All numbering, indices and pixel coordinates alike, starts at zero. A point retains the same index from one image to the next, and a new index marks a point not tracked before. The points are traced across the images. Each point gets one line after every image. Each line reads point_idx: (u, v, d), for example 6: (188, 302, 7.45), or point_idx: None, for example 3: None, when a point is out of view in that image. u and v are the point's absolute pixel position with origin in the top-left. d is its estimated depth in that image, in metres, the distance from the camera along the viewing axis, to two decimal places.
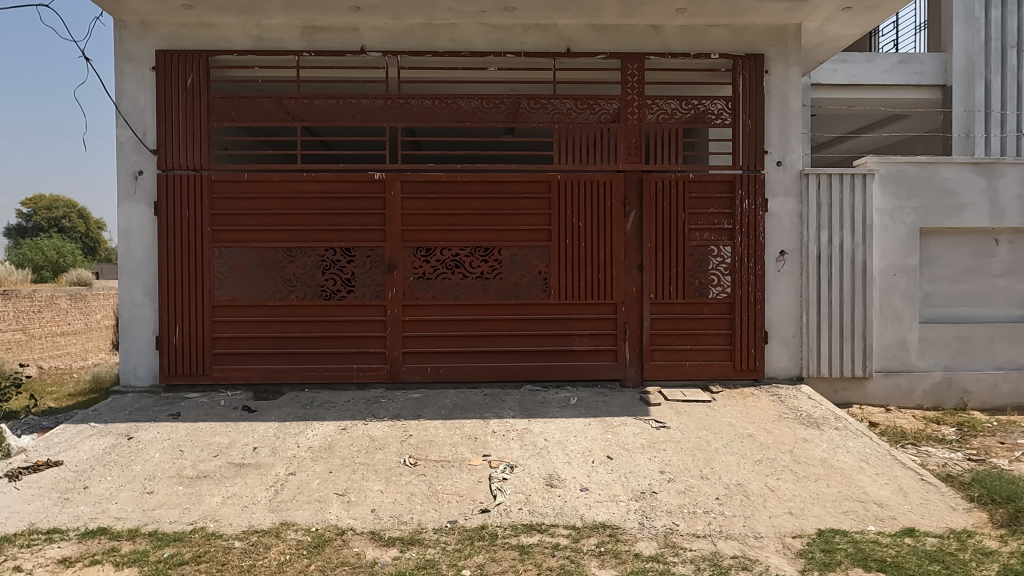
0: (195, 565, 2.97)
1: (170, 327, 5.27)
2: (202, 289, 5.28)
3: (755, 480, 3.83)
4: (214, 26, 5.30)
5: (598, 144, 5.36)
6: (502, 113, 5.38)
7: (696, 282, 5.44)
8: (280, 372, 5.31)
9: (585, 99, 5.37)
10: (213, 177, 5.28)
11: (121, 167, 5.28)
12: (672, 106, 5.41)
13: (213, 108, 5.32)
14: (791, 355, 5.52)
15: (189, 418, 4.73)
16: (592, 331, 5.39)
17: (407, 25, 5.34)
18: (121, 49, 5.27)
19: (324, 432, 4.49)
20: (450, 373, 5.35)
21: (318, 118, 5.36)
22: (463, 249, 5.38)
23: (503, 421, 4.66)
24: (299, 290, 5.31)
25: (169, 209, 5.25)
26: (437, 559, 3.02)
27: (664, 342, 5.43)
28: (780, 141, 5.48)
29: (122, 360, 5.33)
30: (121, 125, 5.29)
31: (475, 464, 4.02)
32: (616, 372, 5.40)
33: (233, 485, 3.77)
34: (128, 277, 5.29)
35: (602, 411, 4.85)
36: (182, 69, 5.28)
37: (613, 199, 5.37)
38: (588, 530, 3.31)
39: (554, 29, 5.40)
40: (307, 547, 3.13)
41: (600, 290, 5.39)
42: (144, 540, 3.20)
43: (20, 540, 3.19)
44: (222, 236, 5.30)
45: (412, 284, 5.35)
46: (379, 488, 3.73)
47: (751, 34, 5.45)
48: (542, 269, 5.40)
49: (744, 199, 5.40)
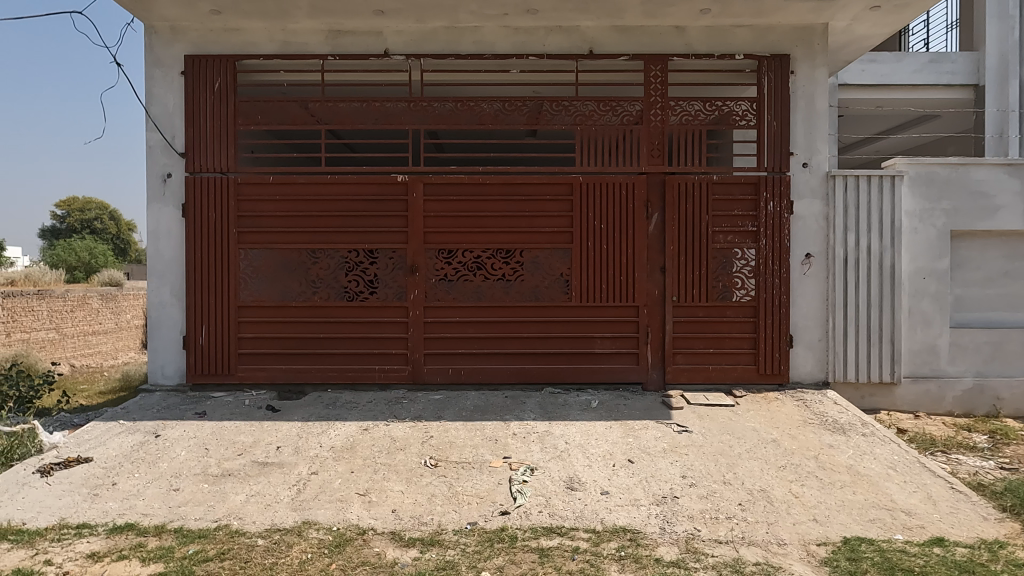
0: (218, 561, 3.01)
1: (197, 327, 5.36)
2: (229, 289, 5.36)
3: (778, 486, 3.78)
4: (241, 31, 5.40)
5: (621, 146, 5.34)
6: (524, 115, 5.37)
7: (719, 285, 5.38)
8: (303, 373, 5.37)
9: (608, 101, 5.35)
10: (238, 180, 5.36)
11: (150, 170, 5.39)
12: (695, 107, 5.35)
13: (240, 112, 5.40)
14: (817, 361, 5.43)
15: (214, 417, 4.80)
16: (613, 334, 5.37)
17: (430, 29, 5.39)
18: (150, 54, 5.39)
19: (345, 433, 4.53)
20: (471, 375, 5.37)
21: (342, 122, 5.40)
22: (483, 251, 5.39)
23: (524, 424, 4.65)
24: (322, 291, 5.37)
25: (196, 210, 5.34)
26: (456, 561, 3.02)
27: (688, 346, 5.38)
28: (805, 142, 5.40)
29: (150, 360, 5.43)
30: (151, 129, 5.40)
31: (496, 465, 4.03)
32: (637, 375, 5.37)
33: (256, 484, 3.81)
34: (156, 277, 5.40)
35: (623, 415, 4.82)
36: (210, 73, 5.37)
37: (635, 202, 5.34)
38: (608, 534, 3.29)
39: (577, 31, 5.39)
40: (328, 547, 3.15)
41: (622, 292, 5.36)
42: (169, 537, 3.25)
43: (51, 535, 3.27)
44: (247, 238, 5.38)
45: (433, 286, 5.38)
46: (400, 489, 3.75)
47: (777, 34, 5.39)
48: (563, 271, 5.38)
49: (768, 201, 5.33)
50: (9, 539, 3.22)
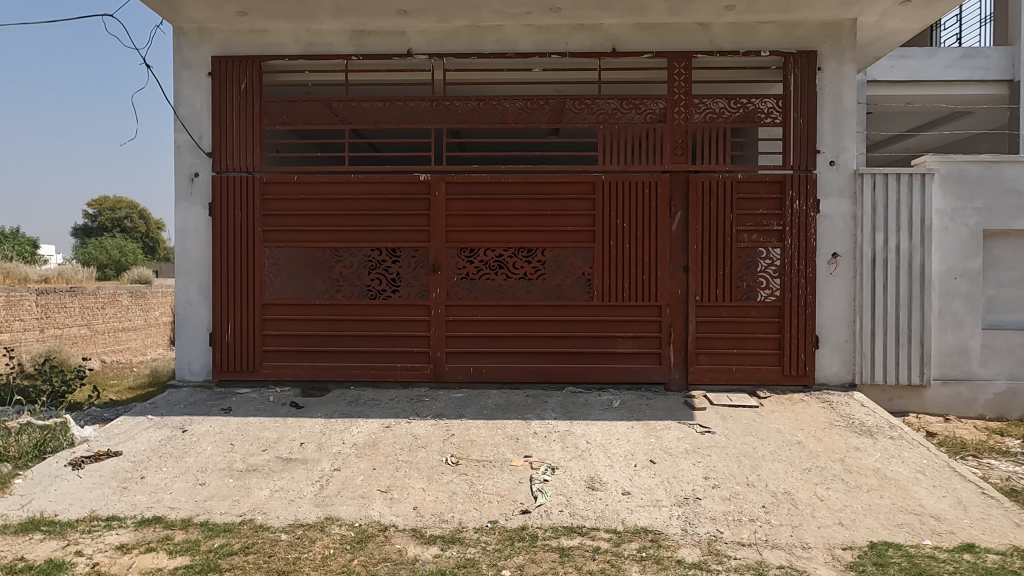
0: (242, 555, 3.05)
1: (223, 324, 5.44)
2: (254, 287, 5.43)
3: (803, 489, 3.72)
4: (267, 32, 5.47)
5: (644, 144, 5.30)
6: (546, 114, 5.36)
7: (743, 284, 5.32)
8: (327, 370, 5.43)
9: (631, 99, 5.32)
10: (264, 179, 5.43)
11: (178, 170, 5.48)
12: (719, 105, 5.29)
13: (265, 112, 5.47)
14: (844, 362, 5.34)
15: (239, 413, 4.87)
16: (635, 333, 5.34)
17: (453, 28, 5.40)
18: (178, 55, 5.48)
19: (368, 430, 4.56)
20: (492, 373, 5.38)
21: (365, 122, 5.44)
22: (506, 250, 5.39)
23: (545, 423, 4.65)
24: (345, 290, 5.42)
25: (222, 210, 5.42)
26: (477, 559, 3.03)
27: (711, 346, 5.33)
28: (833, 140, 5.31)
29: (177, 356, 5.53)
30: (179, 129, 5.49)
31: (517, 464, 4.03)
32: (659, 375, 5.33)
33: (280, 479, 3.86)
34: (183, 275, 5.50)
35: (645, 415, 4.79)
36: (236, 74, 5.45)
37: (658, 201, 5.30)
38: (629, 534, 3.27)
39: (600, 28, 5.37)
40: (350, 543, 3.18)
41: (644, 292, 5.33)
42: (196, 530, 3.30)
43: (82, 526, 3.34)
44: (273, 237, 5.45)
45: (455, 284, 5.39)
46: (421, 487, 3.76)
47: (803, 30, 5.31)
48: (585, 270, 5.37)
49: (794, 200, 5.25)
50: (42, 530, 3.30)
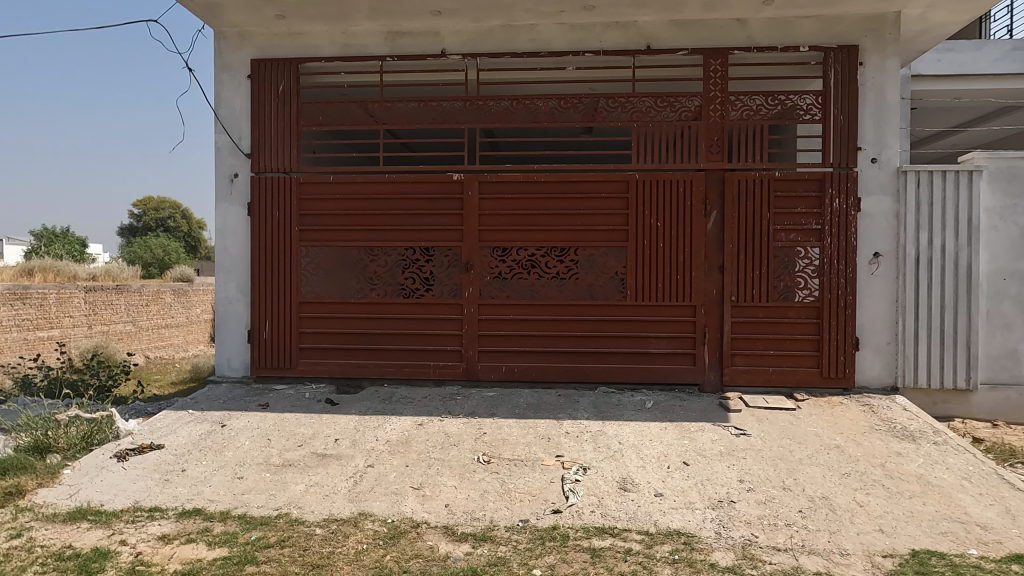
0: (278, 548, 3.11)
1: (261, 321, 5.56)
2: (291, 285, 5.53)
3: (842, 495, 3.64)
4: (304, 34, 5.56)
5: (678, 142, 5.24)
6: (580, 113, 5.34)
7: (780, 284, 5.22)
8: (361, 368, 5.50)
9: (665, 97, 5.27)
10: (300, 179, 5.53)
11: (219, 171, 5.61)
12: (756, 102, 5.20)
13: (302, 113, 5.56)
14: (885, 365, 5.20)
15: (276, 409, 4.97)
16: (669, 334, 5.28)
17: (487, 28, 5.42)
18: (219, 59, 5.61)
19: (401, 427, 4.61)
20: (524, 372, 5.39)
21: (400, 122, 5.50)
22: (538, 249, 5.39)
23: (577, 423, 4.63)
24: (380, 288, 5.48)
25: (260, 210, 5.54)
26: (508, 558, 3.03)
27: (746, 347, 5.24)
28: (874, 137, 5.17)
29: (217, 352, 5.66)
30: (219, 131, 5.62)
31: (548, 464, 4.02)
32: (693, 376, 5.27)
33: (315, 474, 3.93)
34: (223, 274, 5.63)
35: (679, 416, 4.74)
36: (274, 76, 5.55)
37: (693, 199, 5.23)
38: (662, 536, 3.24)
39: (634, 26, 5.32)
40: (383, 538, 3.22)
41: (678, 291, 5.26)
42: (234, 523, 3.38)
43: (126, 516, 3.45)
44: (309, 236, 5.54)
45: (488, 283, 5.41)
46: (453, 484, 3.79)
47: (844, 24, 5.18)
48: (618, 270, 5.33)
49: (834, 198, 5.13)
50: (89, 519, 3.41)
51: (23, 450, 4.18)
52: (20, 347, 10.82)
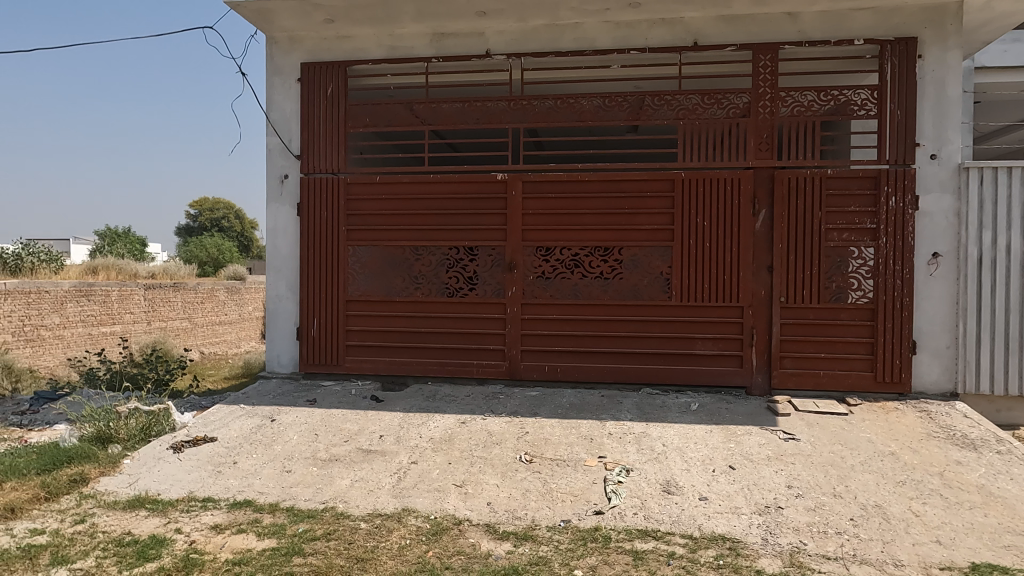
0: (324, 541, 3.18)
1: (309, 319, 5.69)
2: (338, 284, 5.64)
3: (896, 503, 3.51)
4: (352, 38, 5.67)
5: (725, 140, 5.15)
6: (625, 111, 5.30)
7: (832, 285, 5.06)
8: (406, 365, 5.58)
9: (713, 94, 5.18)
10: (348, 180, 5.64)
11: (270, 172, 5.77)
12: (808, 98, 5.07)
13: (350, 115, 5.67)
14: (944, 370, 4.99)
15: (323, 404, 5.08)
16: (715, 335, 5.19)
17: (531, 27, 5.42)
18: (271, 63, 5.77)
19: (444, 425, 4.65)
20: (567, 372, 5.37)
21: (445, 122, 5.55)
22: (582, 249, 5.36)
23: (620, 424, 4.59)
24: (424, 287, 5.55)
25: (309, 210, 5.67)
26: (549, 558, 3.03)
27: (796, 350, 5.11)
28: (934, 132, 4.97)
29: (268, 349, 5.82)
30: (271, 133, 5.78)
31: (590, 465, 4.00)
32: (740, 379, 5.16)
33: (360, 470, 4.00)
34: (273, 272, 5.79)
35: (725, 419, 4.65)
36: (324, 79, 5.68)
37: (741, 198, 5.13)
38: (706, 541, 3.18)
39: (681, 22, 5.24)
40: (425, 534, 3.25)
41: (725, 292, 5.16)
42: (282, 515, 3.47)
43: (181, 506, 3.59)
44: (356, 236, 5.64)
45: (531, 283, 5.42)
46: (495, 483, 3.80)
47: (902, 16, 4.99)
48: (663, 270, 5.26)
49: (890, 196, 4.95)
50: (147, 507, 3.56)
51: (86, 439, 4.38)
52: (84, 342, 11.36)
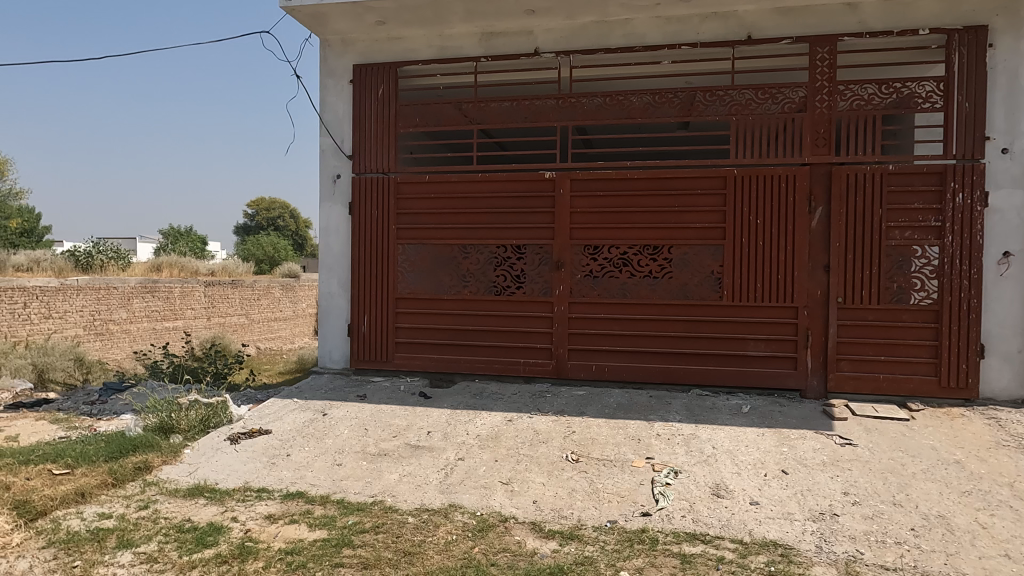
0: (373, 534, 3.24)
1: (360, 316, 5.80)
2: (388, 282, 5.74)
3: (961, 514, 3.35)
4: (403, 39, 5.75)
5: (780, 136, 5.01)
6: (675, 107, 5.21)
7: (894, 286, 4.87)
8: (454, 363, 5.63)
9: (767, 89, 5.04)
10: (398, 179, 5.72)
11: (323, 172, 5.91)
12: (868, 91, 4.88)
13: (400, 115, 5.75)
14: (1015, 375, 4.73)
15: (373, 400, 5.18)
16: (769, 336, 5.06)
17: (580, 24, 5.39)
18: (325, 65, 5.91)
19: (491, 422, 4.68)
20: (614, 372, 5.32)
21: (493, 121, 5.57)
22: (631, 247, 5.30)
23: (668, 425, 4.53)
24: (472, 285, 5.59)
25: (361, 209, 5.79)
26: (595, 558, 3.01)
27: (854, 352, 4.94)
28: (1005, 125, 4.71)
29: (320, 345, 5.97)
30: (324, 134, 5.92)
31: (638, 466, 3.95)
32: (795, 382, 5.02)
33: (408, 465, 4.06)
34: (326, 270, 5.92)
35: (778, 422, 4.53)
36: (375, 80, 5.78)
37: (796, 195, 4.98)
38: (757, 546, 3.11)
39: (734, 15, 5.12)
40: (471, 530, 3.28)
41: (779, 292, 5.02)
42: (333, 507, 3.55)
43: (237, 495, 3.71)
44: (405, 234, 5.73)
45: (578, 282, 5.39)
46: (541, 481, 3.80)
47: (971, 3, 4.75)
48: (715, 269, 5.16)
49: (957, 192, 4.73)
50: (205, 495, 3.69)
51: (150, 429, 4.58)
52: (149, 336, 11.90)
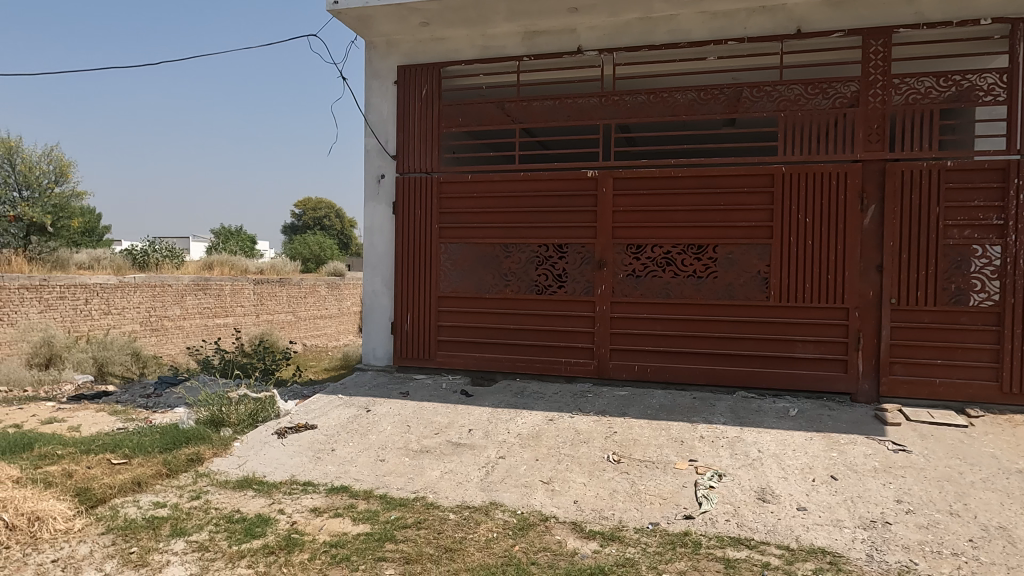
0: (415, 529, 3.28)
1: (403, 314, 5.88)
2: (431, 281, 5.80)
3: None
4: (446, 39, 5.80)
5: (831, 132, 4.87)
6: (721, 104, 5.11)
7: (951, 287, 4.67)
8: (495, 362, 5.65)
9: (818, 83, 4.91)
10: (441, 179, 5.77)
11: (368, 172, 6.01)
12: (925, 84, 4.70)
13: (443, 115, 5.79)
14: None
15: (416, 397, 5.24)
16: (818, 337, 4.93)
17: (624, 21, 5.34)
18: (370, 67, 6.01)
19: (532, 421, 4.68)
20: (657, 373, 5.26)
21: (535, 120, 5.56)
22: (674, 247, 5.23)
23: (712, 427, 4.45)
24: (513, 284, 5.60)
25: (404, 208, 5.86)
26: (636, 560, 2.98)
27: (908, 355, 4.76)
28: None
29: (364, 342, 6.07)
30: (369, 135, 6.02)
31: (681, 468, 3.90)
32: (845, 385, 4.87)
33: (450, 462, 4.09)
34: (370, 269, 6.02)
35: (827, 426, 4.41)
36: (419, 80, 5.84)
37: (847, 193, 4.84)
38: (804, 553, 3.02)
39: (783, 9, 5.00)
40: (512, 529, 3.28)
41: (829, 292, 4.89)
42: (376, 501, 3.61)
43: (284, 488, 3.81)
44: (448, 233, 5.77)
45: (620, 281, 5.35)
46: (582, 481, 3.78)
47: None
48: (761, 269, 5.05)
49: (1021, 189, 4.51)
50: (254, 487, 3.80)
51: (202, 422, 4.74)
52: (201, 332, 12.29)
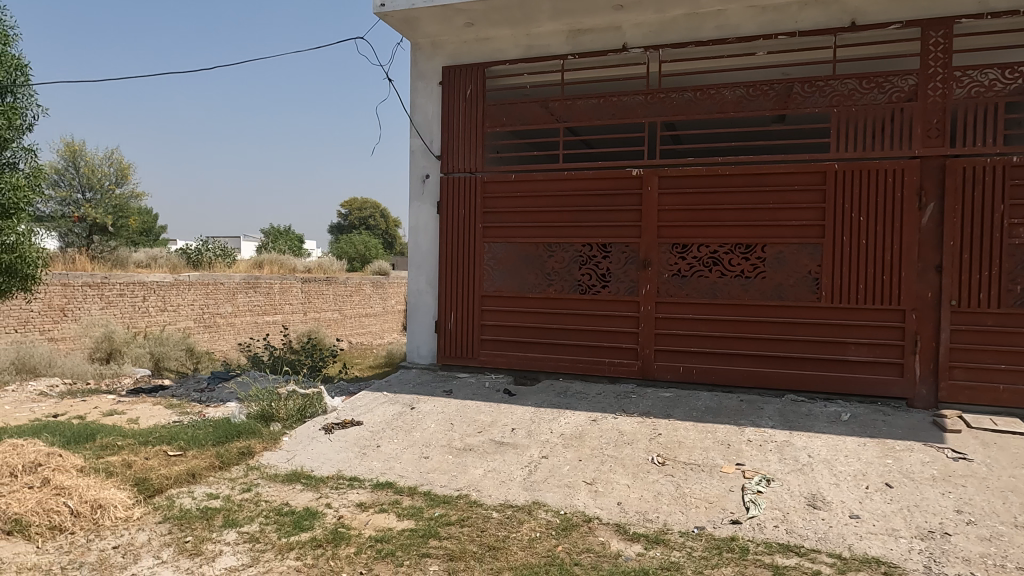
0: (459, 527, 3.30)
1: (447, 313, 5.93)
2: (474, 280, 5.83)
3: None
4: (491, 39, 5.82)
5: (887, 127, 4.70)
6: (770, 100, 5.00)
7: (1017, 288, 4.46)
8: (538, 361, 5.65)
9: (873, 77, 4.75)
10: (485, 178, 5.80)
11: (413, 172, 6.09)
12: (989, 76, 4.50)
13: (487, 115, 5.81)
14: None
15: (459, 395, 5.27)
16: (872, 340, 4.77)
17: (671, 18, 5.28)
18: (416, 68, 6.09)
19: (575, 421, 4.66)
20: (703, 374, 5.17)
21: (580, 119, 5.53)
22: (721, 246, 5.14)
23: (760, 431, 4.35)
24: (557, 284, 5.59)
25: (448, 208, 5.91)
26: (681, 563, 2.94)
27: (969, 359, 4.57)
28: None
29: (409, 340, 6.15)
30: (414, 135, 6.09)
31: (727, 471, 3.83)
32: (901, 390, 4.70)
33: (493, 460, 4.11)
34: (415, 268, 6.10)
35: (881, 432, 4.26)
36: (463, 81, 5.87)
37: (904, 191, 4.67)
38: (857, 562, 2.93)
39: (836, 1, 4.86)
40: (555, 529, 3.28)
41: (884, 293, 4.72)
42: (420, 498, 3.65)
43: (331, 482, 3.88)
44: (491, 233, 5.79)
45: (666, 281, 5.28)
46: (626, 483, 3.75)
47: None
48: (812, 269, 4.91)
49: None
50: (302, 481, 3.89)
51: (253, 416, 4.87)
52: (252, 329, 12.63)
